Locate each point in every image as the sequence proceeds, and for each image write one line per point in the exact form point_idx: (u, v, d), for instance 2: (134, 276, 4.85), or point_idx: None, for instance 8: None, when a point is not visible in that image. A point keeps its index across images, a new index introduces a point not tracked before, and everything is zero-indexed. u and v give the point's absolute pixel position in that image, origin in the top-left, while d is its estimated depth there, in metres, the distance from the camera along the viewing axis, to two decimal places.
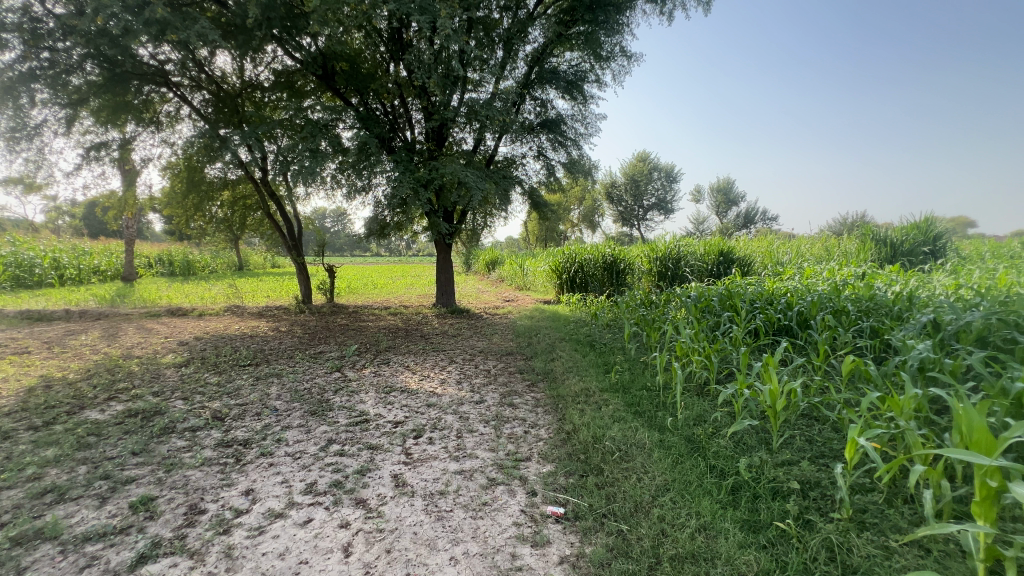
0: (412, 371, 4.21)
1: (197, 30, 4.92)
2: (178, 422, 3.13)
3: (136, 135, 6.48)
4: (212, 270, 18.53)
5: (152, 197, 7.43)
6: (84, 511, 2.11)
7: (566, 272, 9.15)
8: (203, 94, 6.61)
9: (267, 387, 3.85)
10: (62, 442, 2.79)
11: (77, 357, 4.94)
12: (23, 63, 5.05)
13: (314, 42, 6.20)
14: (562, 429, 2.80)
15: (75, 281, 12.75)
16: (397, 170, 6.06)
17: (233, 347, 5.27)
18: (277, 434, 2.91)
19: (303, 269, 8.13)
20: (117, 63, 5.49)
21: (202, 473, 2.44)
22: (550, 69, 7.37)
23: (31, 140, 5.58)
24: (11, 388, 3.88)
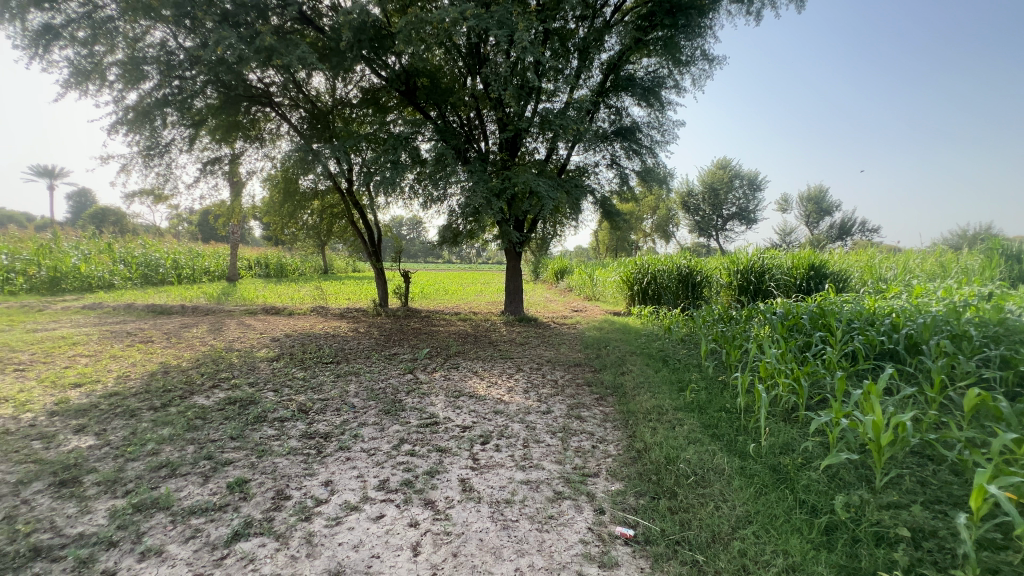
0: (480, 377, 4.27)
1: (298, 54, 5.40)
2: (269, 412, 3.41)
3: (244, 150, 7.24)
4: (302, 273, 20.16)
5: (254, 206, 8.23)
6: (191, 486, 2.35)
7: (638, 283, 8.90)
8: (300, 112, 7.27)
9: (346, 385, 4.08)
10: (175, 423, 3.15)
11: (189, 347, 5.58)
12: (159, 91, 5.85)
13: (398, 60, 6.59)
14: (632, 446, 2.70)
15: (190, 279, 14.46)
16: (472, 181, 6.22)
17: (318, 345, 5.67)
18: (355, 430, 3.07)
19: (381, 274, 8.58)
20: (231, 87, 6.20)
21: (288, 461, 2.63)
22: (626, 76, 7.24)
23: (161, 156, 6.43)
24: (138, 372, 4.45)
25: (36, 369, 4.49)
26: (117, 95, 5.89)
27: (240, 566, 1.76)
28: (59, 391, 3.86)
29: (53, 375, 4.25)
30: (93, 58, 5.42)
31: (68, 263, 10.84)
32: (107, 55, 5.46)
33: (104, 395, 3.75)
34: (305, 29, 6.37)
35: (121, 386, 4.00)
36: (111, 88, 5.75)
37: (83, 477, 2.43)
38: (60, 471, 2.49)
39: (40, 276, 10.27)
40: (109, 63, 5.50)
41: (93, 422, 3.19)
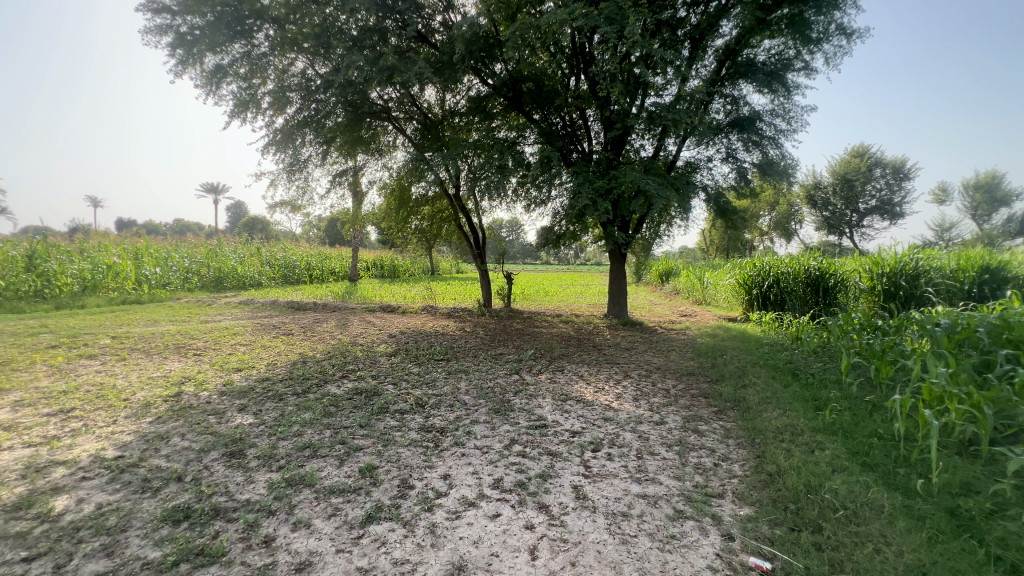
0: (586, 382, 4.20)
1: (415, 70, 5.81)
2: (391, 404, 3.68)
3: (366, 162, 7.96)
4: (411, 274, 21.64)
5: (374, 212, 9.01)
6: (330, 467, 2.62)
7: (757, 287, 8.12)
8: (413, 124, 7.80)
9: (457, 382, 4.26)
10: (314, 408, 3.54)
11: (321, 340, 6.26)
12: (300, 114, 6.65)
13: (504, 67, 6.75)
14: (762, 469, 2.45)
15: (320, 279, 16.28)
16: (577, 182, 6.16)
17: (429, 342, 6.03)
18: (468, 427, 3.20)
19: (485, 275, 8.88)
20: (357, 105, 6.88)
21: (410, 452, 2.82)
22: (744, 61, 6.67)
23: (301, 171, 7.31)
24: (283, 360, 5.10)
25: (208, 354, 5.36)
26: (268, 120, 6.81)
27: (373, 547, 1.91)
28: (225, 374, 4.55)
29: (220, 360, 5.04)
30: (251, 89, 6.32)
31: (229, 265, 12.80)
32: (262, 86, 6.33)
33: (258, 380, 4.35)
34: (420, 45, 6.80)
35: (271, 372, 4.61)
36: (264, 114, 6.67)
37: (246, 451, 2.83)
38: (229, 444, 2.93)
39: (209, 276, 12.27)
40: (263, 93, 6.37)
41: (251, 403, 3.70)
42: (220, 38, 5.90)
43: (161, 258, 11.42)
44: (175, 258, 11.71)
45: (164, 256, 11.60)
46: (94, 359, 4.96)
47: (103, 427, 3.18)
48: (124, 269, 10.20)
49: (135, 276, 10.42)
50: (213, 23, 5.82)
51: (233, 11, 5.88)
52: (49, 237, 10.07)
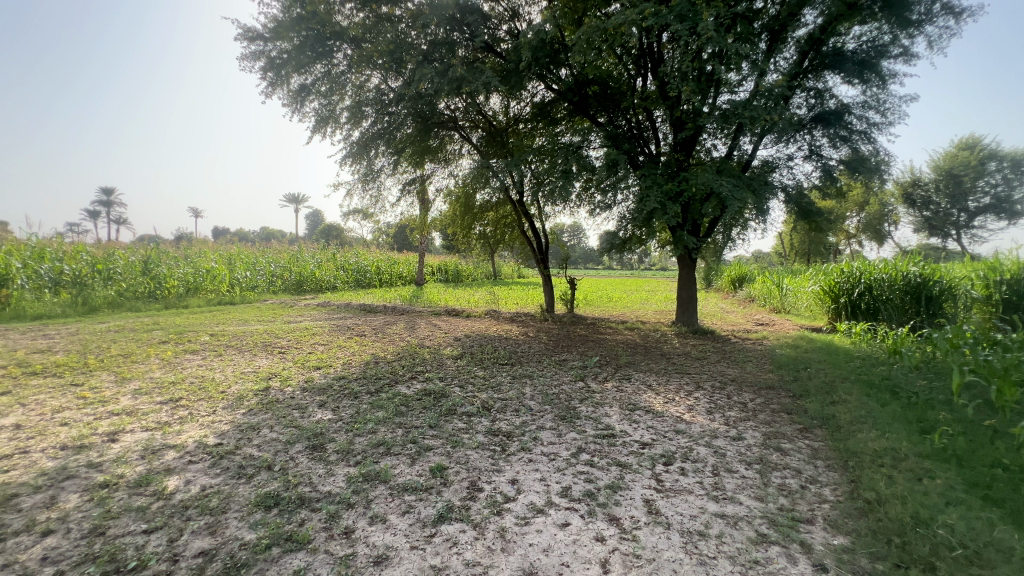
0: (655, 392, 4.05)
1: (483, 80, 5.94)
2: (458, 406, 3.77)
3: (434, 171, 8.25)
4: (473, 278, 22.11)
5: (440, 219, 9.30)
6: (403, 465, 2.72)
7: (845, 295, 7.45)
8: (479, 132, 7.99)
9: (522, 387, 4.28)
10: (386, 408, 3.70)
11: (391, 342, 6.55)
12: (374, 127, 7.02)
13: (570, 71, 6.72)
14: (859, 496, 2.24)
15: (388, 282, 17.07)
16: (644, 186, 5.98)
17: (494, 347, 6.11)
18: (534, 433, 3.20)
19: (548, 280, 8.87)
20: (426, 116, 7.16)
21: (478, 455, 2.86)
22: (830, 51, 6.18)
23: (374, 181, 7.72)
24: (357, 360, 5.39)
25: (292, 353, 5.79)
26: (346, 133, 7.26)
27: (446, 547, 1.96)
28: (306, 371, 4.89)
29: (302, 358, 5.41)
30: (331, 106, 6.78)
31: (308, 269, 13.77)
32: (340, 102, 6.76)
33: (335, 378, 4.63)
34: (487, 55, 6.92)
35: (346, 371, 4.88)
36: (342, 129, 7.13)
37: (326, 445, 3.01)
38: (312, 437, 3.13)
39: (291, 280, 13.28)
40: (342, 108, 6.80)
41: (330, 399, 3.94)
42: (305, 60, 6.38)
43: (251, 263, 12.52)
44: (263, 263, 12.79)
45: (253, 261, 12.70)
46: (196, 354, 5.52)
47: (205, 416, 3.52)
48: (220, 273, 11.29)
49: (229, 279, 11.51)
50: (298, 46, 6.31)
51: (316, 34, 6.29)
52: (161, 245, 11.38)
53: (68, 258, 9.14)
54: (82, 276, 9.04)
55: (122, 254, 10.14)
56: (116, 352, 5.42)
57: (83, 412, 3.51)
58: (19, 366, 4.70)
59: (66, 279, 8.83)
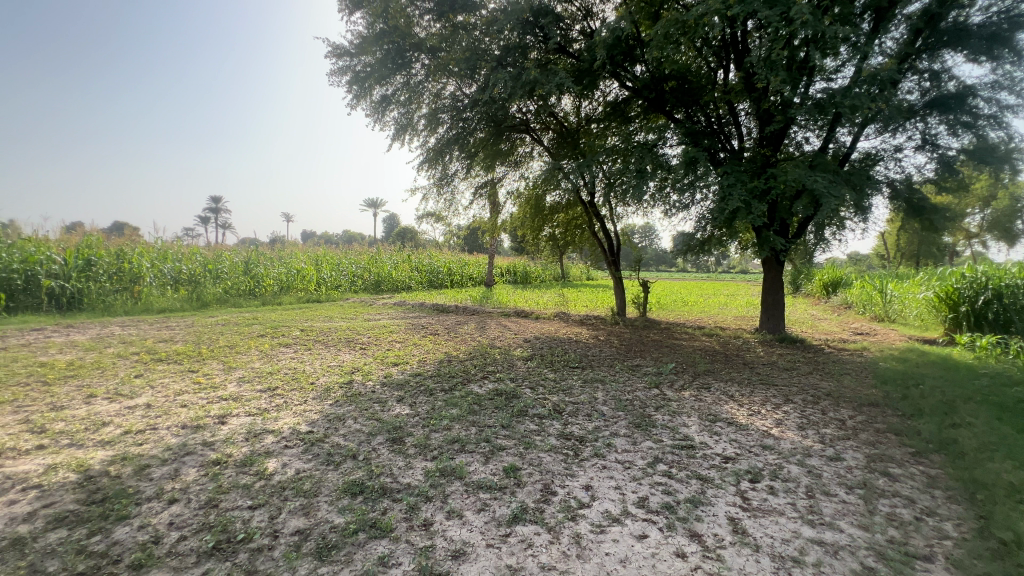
0: (737, 404, 3.80)
1: (556, 81, 5.94)
2: (530, 407, 3.78)
3: (505, 174, 8.36)
4: (542, 280, 22.15)
5: (511, 221, 9.41)
6: (477, 463, 2.77)
7: (966, 303, 6.54)
8: (551, 134, 7.99)
9: (594, 391, 4.21)
10: (460, 405, 3.80)
11: (463, 341, 6.73)
12: (449, 133, 7.25)
13: (646, 67, 6.51)
14: (990, 536, 1.95)
15: (459, 283, 17.59)
16: (726, 184, 5.65)
17: (564, 349, 6.07)
18: (608, 439, 3.13)
19: (620, 283, 8.66)
20: (499, 120, 7.28)
21: (551, 458, 2.85)
22: (949, 27, 5.47)
23: (448, 185, 7.98)
24: (432, 358, 5.59)
25: (372, 349, 6.13)
26: (422, 140, 7.57)
27: (520, 548, 1.97)
28: (385, 367, 5.16)
29: (381, 355, 5.72)
30: (409, 115, 7.12)
31: (386, 270, 14.55)
32: (418, 110, 7.10)
33: (412, 374, 4.84)
34: (559, 56, 6.89)
35: (422, 368, 5.09)
36: (419, 136, 7.44)
37: (405, 438, 3.15)
38: (392, 430, 3.29)
39: (370, 280, 14.10)
40: (419, 116, 7.11)
41: (408, 395, 4.13)
42: (386, 72, 6.75)
43: (335, 264, 13.47)
44: (346, 264, 13.70)
45: (338, 262, 13.64)
46: (290, 347, 6.02)
47: (297, 405, 3.83)
48: (309, 273, 12.25)
49: (316, 279, 12.46)
50: (381, 59, 6.68)
51: (397, 46, 6.61)
52: (260, 247, 12.57)
53: (185, 259, 10.37)
54: (197, 275, 10.21)
55: (228, 256, 11.33)
56: (224, 344, 6.05)
57: (198, 395, 3.96)
58: (148, 353, 5.39)
59: (184, 277, 10.01)
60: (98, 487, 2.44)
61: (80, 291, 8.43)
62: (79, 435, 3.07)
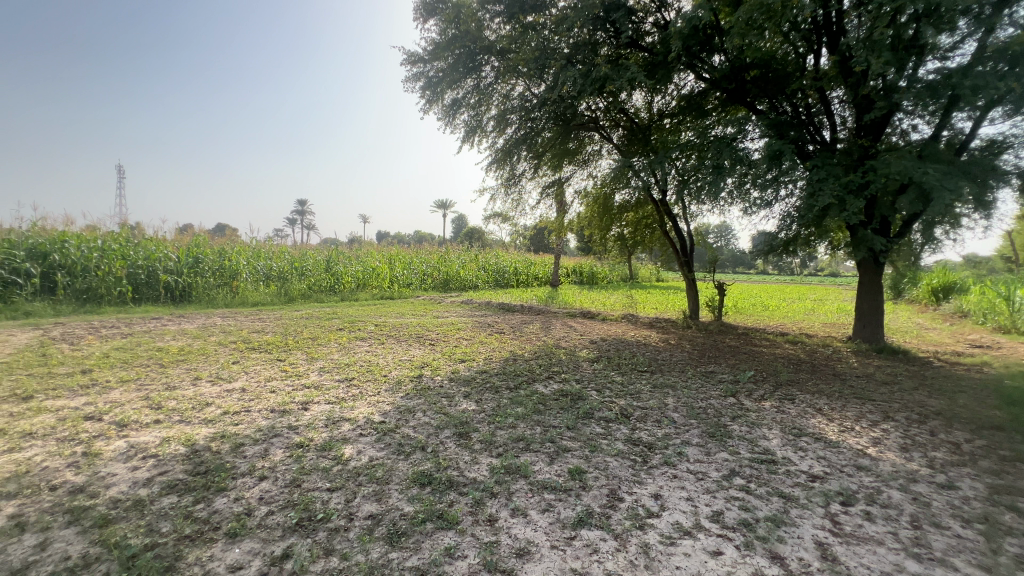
0: (827, 418, 3.48)
1: (628, 76, 5.77)
2: (596, 410, 3.71)
3: (573, 173, 8.27)
4: (608, 281, 21.73)
5: (578, 220, 9.30)
6: (542, 463, 2.76)
7: None
8: (621, 130, 7.79)
9: (663, 397, 4.04)
10: (525, 404, 3.81)
11: (529, 341, 6.75)
12: (517, 133, 7.30)
13: (725, 57, 6.14)
14: None
15: (525, 283, 17.70)
16: (816, 178, 5.19)
17: (632, 352, 5.89)
18: (679, 447, 2.99)
19: (692, 284, 8.26)
20: (568, 119, 7.21)
21: (618, 463, 2.77)
22: None
23: (516, 185, 8.04)
24: (498, 356, 5.67)
25: (440, 345, 6.33)
26: (491, 141, 7.70)
27: (586, 552, 1.93)
28: (453, 363, 5.30)
29: (449, 351, 5.88)
30: (479, 117, 7.28)
31: (454, 269, 14.98)
32: (487, 111, 7.23)
33: (478, 371, 4.93)
34: (631, 51, 6.68)
35: (488, 366, 5.17)
36: (488, 137, 7.57)
37: (471, 434, 3.21)
38: (459, 425, 3.37)
39: (439, 278, 14.58)
40: (488, 118, 7.25)
41: (474, 391, 4.21)
42: (458, 76, 6.93)
43: (407, 263, 14.07)
44: (417, 263, 14.28)
45: (409, 261, 14.25)
46: (365, 341, 6.37)
47: (371, 396, 4.03)
48: (383, 271, 12.90)
49: (389, 277, 13.09)
50: (453, 63, 6.87)
51: (468, 50, 6.76)
52: (340, 246, 13.43)
53: (276, 257, 11.31)
54: (285, 272, 11.12)
55: (312, 254, 12.22)
56: (307, 336, 6.53)
57: (285, 382, 4.30)
58: (244, 342, 5.95)
59: (274, 274, 10.93)
60: (201, 460, 2.72)
61: (190, 285, 9.47)
62: (187, 413, 3.45)
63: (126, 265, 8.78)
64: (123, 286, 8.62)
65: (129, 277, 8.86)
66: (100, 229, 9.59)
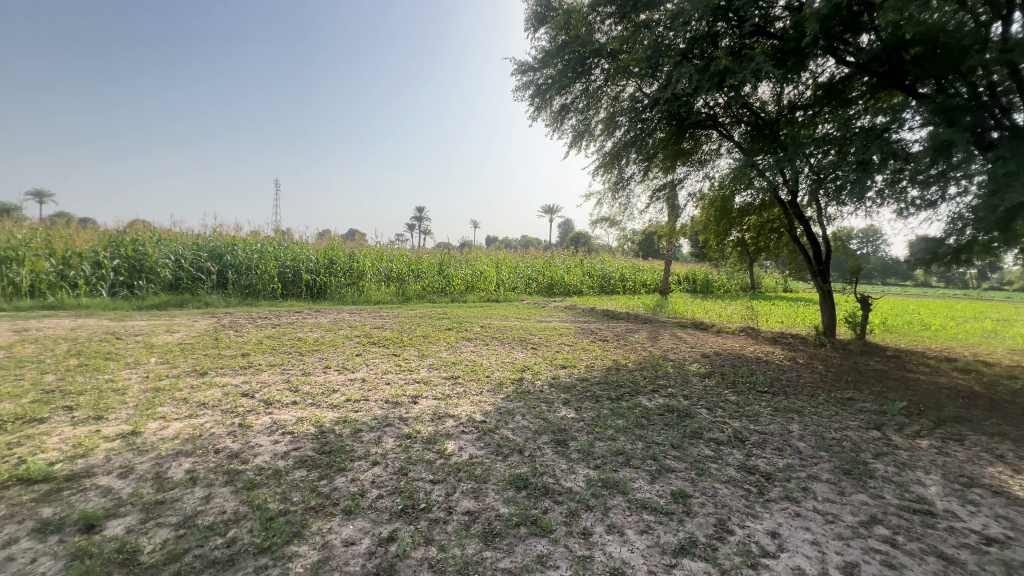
0: (1010, 469, 2.81)
1: (752, 67, 5.28)
2: (705, 430, 3.43)
3: (686, 174, 7.78)
4: (725, 289, 20.12)
5: (691, 225, 8.73)
6: (642, 481, 2.62)
7: None
8: (743, 127, 7.16)
9: (787, 423, 3.60)
10: (627, 417, 3.66)
11: (633, 350, 6.50)
12: (626, 136, 7.15)
13: (876, 36, 5.31)
14: None
15: (632, 290, 17.13)
16: (1002, 173, 4.24)
17: (750, 370, 5.35)
18: (804, 481, 2.63)
19: (828, 297, 7.26)
20: (682, 118, 6.82)
21: (728, 491, 2.52)
22: None
23: (624, 189, 7.82)
24: (600, 364, 5.55)
25: (542, 349, 6.38)
26: (599, 145, 7.58)
27: None
28: (554, 368, 5.30)
29: (550, 356, 5.89)
30: (586, 121, 7.25)
31: (558, 274, 15.04)
32: (595, 115, 7.18)
33: (579, 379, 4.86)
34: (757, 39, 6.12)
35: (589, 374, 5.07)
36: (595, 141, 7.48)
37: (569, 442, 3.16)
38: (557, 432, 3.35)
39: (544, 283, 14.74)
40: (597, 122, 7.19)
41: (574, 399, 4.16)
42: (566, 81, 6.96)
43: (513, 267, 14.47)
44: (522, 268, 14.59)
45: (516, 265, 14.64)
46: (471, 341, 6.66)
47: (474, 395, 4.19)
48: (490, 275, 13.42)
49: (496, 280, 13.58)
50: (562, 70, 6.93)
51: (577, 55, 6.76)
52: (451, 250, 14.25)
53: (396, 260, 12.37)
54: (404, 273, 12.11)
55: (427, 257, 13.15)
56: (420, 334, 7.03)
57: (399, 376, 4.67)
58: (367, 336, 6.60)
59: (394, 275, 11.95)
60: (327, 441, 3.05)
61: (326, 284, 10.78)
62: (318, 397, 3.91)
63: (278, 265, 10.28)
64: (275, 283, 10.10)
65: (280, 275, 10.36)
66: (260, 234, 11.38)
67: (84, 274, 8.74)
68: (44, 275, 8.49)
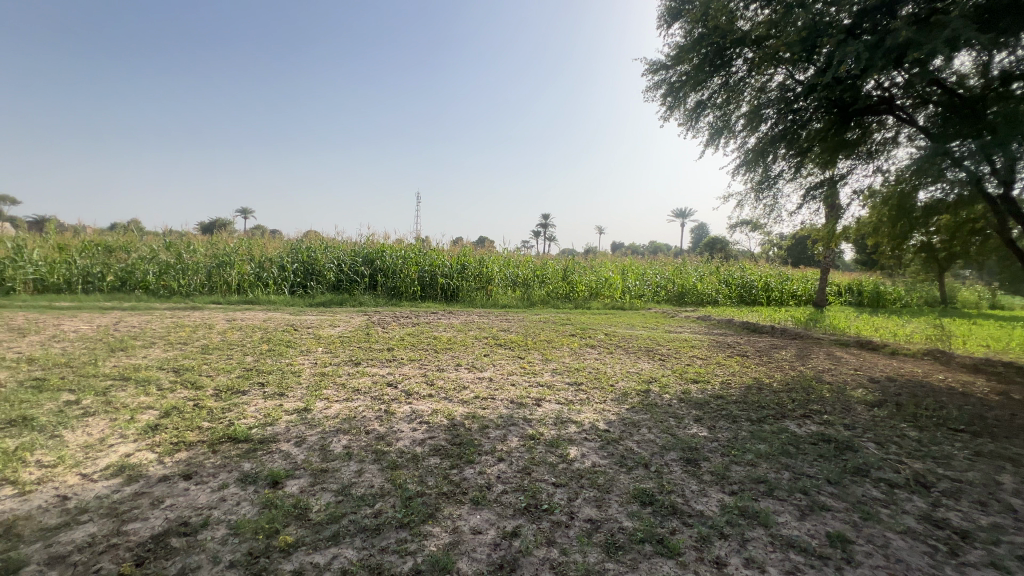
0: None
1: (945, 35, 4.37)
2: (873, 468, 2.91)
3: (852, 168, 6.69)
4: (902, 303, 16.88)
5: (856, 227, 7.49)
6: (788, 516, 2.32)
7: None
8: (932, 109, 5.92)
9: (994, 471, 2.88)
10: (770, 442, 3.27)
11: (778, 368, 5.80)
12: (774, 129, 6.46)
13: None
14: None
15: (778, 301, 15.31)
16: None
17: (938, 401, 4.39)
18: (1019, 548, 2.08)
19: None
20: (846, 104, 5.91)
21: (905, 543, 2.10)
22: None
23: (770, 188, 7.01)
24: (738, 382, 5.05)
25: (671, 362, 6.01)
26: (740, 142, 6.95)
27: None
28: (684, 382, 4.97)
29: (680, 369, 5.53)
30: (725, 116, 6.76)
31: (690, 282, 14.11)
32: (737, 109, 6.66)
33: (712, 396, 4.47)
34: None
35: (724, 391, 4.64)
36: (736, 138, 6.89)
37: (701, 462, 2.94)
38: (686, 450, 3.13)
39: (673, 291, 13.96)
40: (738, 116, 6.65)
41: (706, 416, 3.85)
42: (703, 77, 6.60)
43: (640, 274, 13.95)
44: (650, 275, 14.00)
45: (643, 272, 14.11)
46: (594, 349, 6.59)
47: (597, 403, 4.12)
48: (615, 281, 13.15)
49: (621, 287, 13.26)
50: (698, 65, 6.57)
51: (716, 47, 6.37)
52: (576, 256, 14.28)
53: (522, 265, 12.77)
54: (529, 279, 12.47)
55: (552, 263, 13.37)
56: (544, 338, 7.17)
57: (524, 378, 4.81)
58: (494, 338, 6.93)
59: (520, 280, 12.36)
60: (458, 434, 3.27)
61: (458, 287, 11.60)
62: (450, 393, 4.22)
63: (418, 269, 11.37)
64: (416, 286, 11.19)
65: (420, 278, 11.43)
66: (404, 242, 12.70)
67: (273, 275, 10.68)
68: (247, 276, 10.57)
